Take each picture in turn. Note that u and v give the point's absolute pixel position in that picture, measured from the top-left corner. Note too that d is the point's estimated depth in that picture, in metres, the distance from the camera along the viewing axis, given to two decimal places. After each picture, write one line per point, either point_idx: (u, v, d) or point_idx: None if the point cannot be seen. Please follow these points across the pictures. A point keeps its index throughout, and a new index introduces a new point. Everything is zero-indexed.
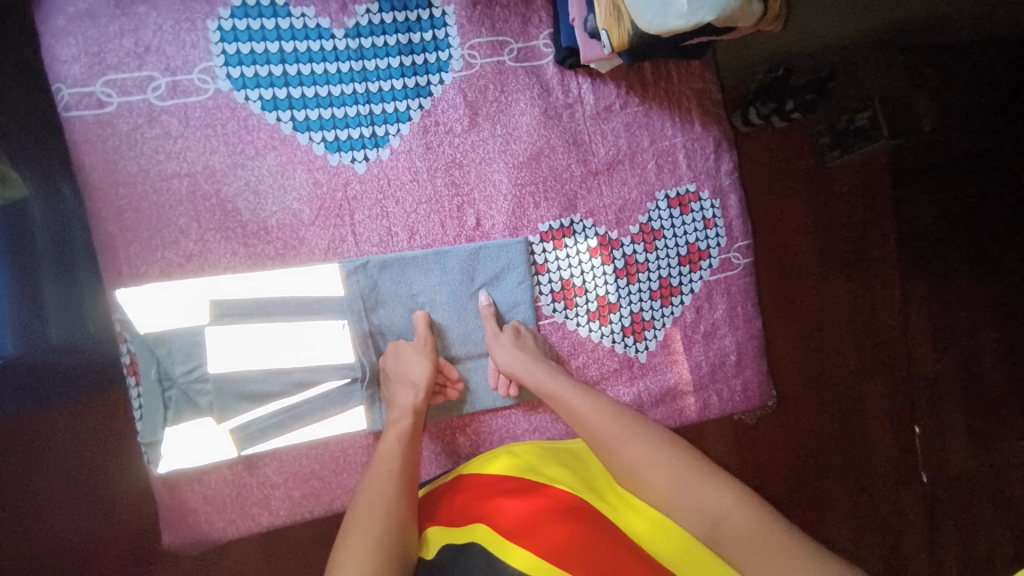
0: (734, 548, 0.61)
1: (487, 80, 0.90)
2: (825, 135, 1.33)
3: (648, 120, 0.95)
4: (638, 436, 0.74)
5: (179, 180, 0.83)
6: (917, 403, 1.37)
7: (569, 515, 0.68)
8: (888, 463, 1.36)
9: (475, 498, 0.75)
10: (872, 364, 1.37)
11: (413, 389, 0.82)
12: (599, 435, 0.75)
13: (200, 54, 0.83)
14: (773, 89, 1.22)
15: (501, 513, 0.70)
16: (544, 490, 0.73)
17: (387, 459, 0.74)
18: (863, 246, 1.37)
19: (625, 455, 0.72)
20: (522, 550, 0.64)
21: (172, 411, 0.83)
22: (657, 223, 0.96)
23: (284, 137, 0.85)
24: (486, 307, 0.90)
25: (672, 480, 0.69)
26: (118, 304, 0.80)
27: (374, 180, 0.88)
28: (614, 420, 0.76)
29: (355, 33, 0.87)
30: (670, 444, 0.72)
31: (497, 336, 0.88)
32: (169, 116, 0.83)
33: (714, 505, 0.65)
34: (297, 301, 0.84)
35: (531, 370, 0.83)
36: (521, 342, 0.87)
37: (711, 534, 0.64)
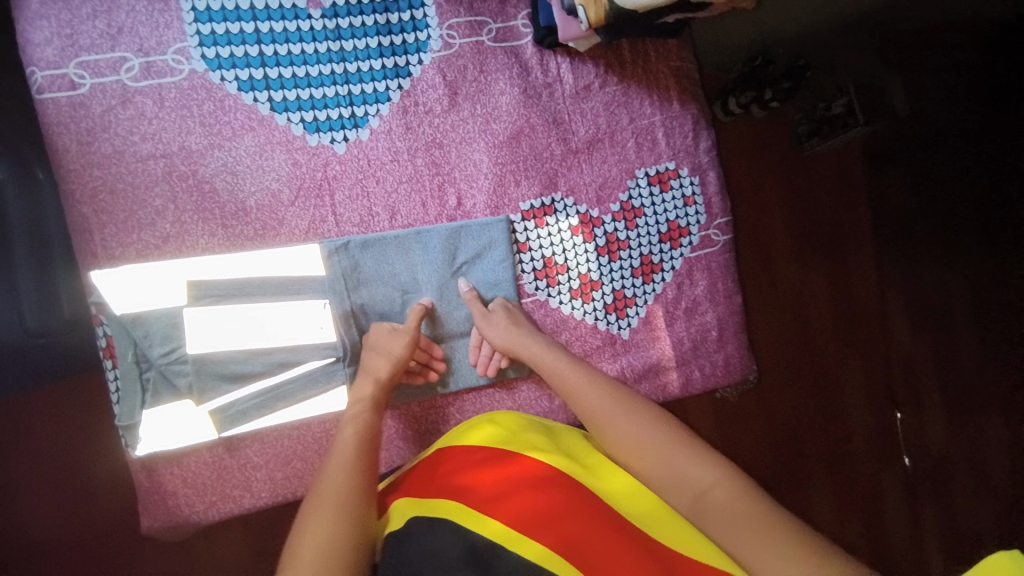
0: (715, 519, 0.63)
1: (466, 59, 0.90)
2: (803, 124, 1.37)
3: (626, 99, 0.96)
4: (628, 411, 0.76)
5: (154, 162, 0.82)
6: (894, 379, 1.40)
7: (546, 481, 0.69)
8: (867, 442, 1.41)
9: (451, 465, 0.75)
10: (850, 344, 1.41)
11: (387, 361, 0.82)
12: (592, 408, 0.78)
13: (175, 35, 0.82)
14: (751, 79, 1.23)
15: (474, 484, 0.70)
16: (520, 458, 0.73)
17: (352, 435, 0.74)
18: (836, 230, 1.42)
19: (615, 427, 0.75)
20: (495, 518, 0.65)
21: (150, 393, 0.83)
22: (637, 201, 0.97)
23: (263, 118, 0.85)
24: (468, 292, 0.90)
25: (659, 450, 0.71)
26: (94, 287, 0.79)
27: (354, 160, 0.88)
28: (606, 396, 0.78)
29: (332, 12, 0.86)
30: (659, 419, 0.75)
31: (486, 315, 0.88)
32: (143, 98, 0.82)
33: (697, 476, 0.67)
34: (276, 282, 0.84)
35: (526, 346, 0.85)
36: (513, 318, 0.88)
37: (692, 505, 0.66)
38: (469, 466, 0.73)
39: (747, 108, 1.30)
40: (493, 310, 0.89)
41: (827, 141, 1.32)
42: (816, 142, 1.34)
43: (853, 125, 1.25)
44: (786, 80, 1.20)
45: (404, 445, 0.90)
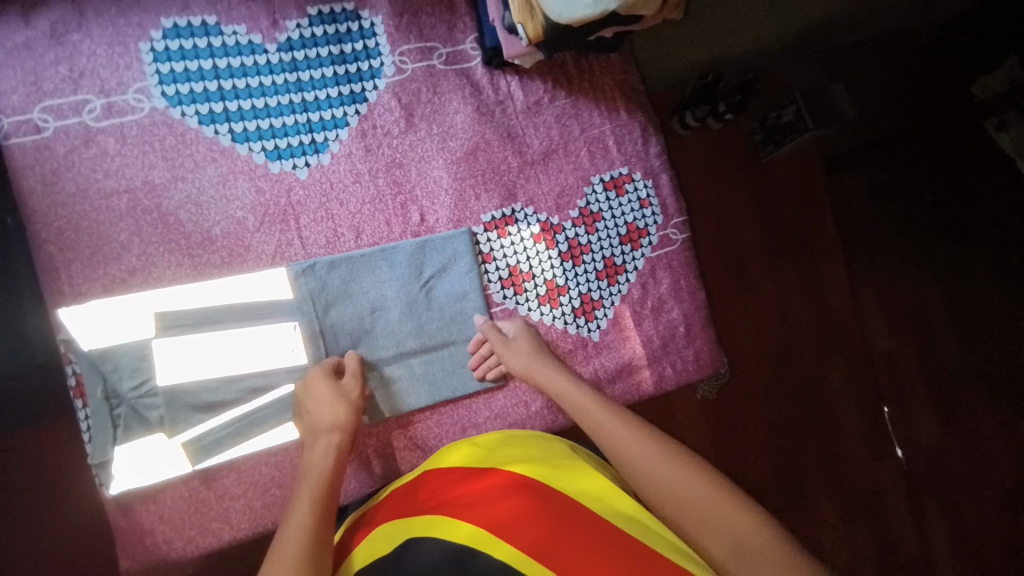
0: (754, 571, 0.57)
1: (420, 83, 0.95)
2: (757, 133, 1.56)
3: (576, 111, 1.01)
4: (659, 448, 0.71)
5: (118, 198, 0.84)
6: (880, 373, 1.63)
7: (517, 487, 0.72)
8: (859, 439, 1.60)
9: (436, 487, 0.77)
10: (830, 346, 1.61)
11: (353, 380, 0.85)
12: (621, 445, 0.73)
13: (134, 75, 0.85)
14: (703, 94, 1.42)
15: (453, 498, 0.73)
16: (496, 470, 0.76)
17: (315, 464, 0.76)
18: (807, 240, 1.62)
19: (645, 465, 0.70)
20: (469, 522, 0.68)
21: (121, 429, 0.82)
22: (595, 206, 1.01)
23: (224, 149, 0.88)
24: (485, 323, 0.93)
25: (692, 495, 0.65)
26: (61, 324, 0.79)
27: (316, 184, 0.91)
28: (638, 434, 0.74)
29: (287, 46, 0.90)
30: (691, 460, 0.69)
31: (508, 342, 0.90)
32: (105, 136, 0.84)
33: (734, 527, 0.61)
34: (245, 307, 0.85)
35: (551, 376, 0.86)
36: (535, 346, 0.90)
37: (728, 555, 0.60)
38: (451, 483, 0.76)
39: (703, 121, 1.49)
40: (511, 332, 0.92)
41: (782, 146, 1.51)
42: (773, 148, 1.53)
43: (804, 129, 1.43)
44: (735, 94, 1.42)
45: (384, 462, 0.90)
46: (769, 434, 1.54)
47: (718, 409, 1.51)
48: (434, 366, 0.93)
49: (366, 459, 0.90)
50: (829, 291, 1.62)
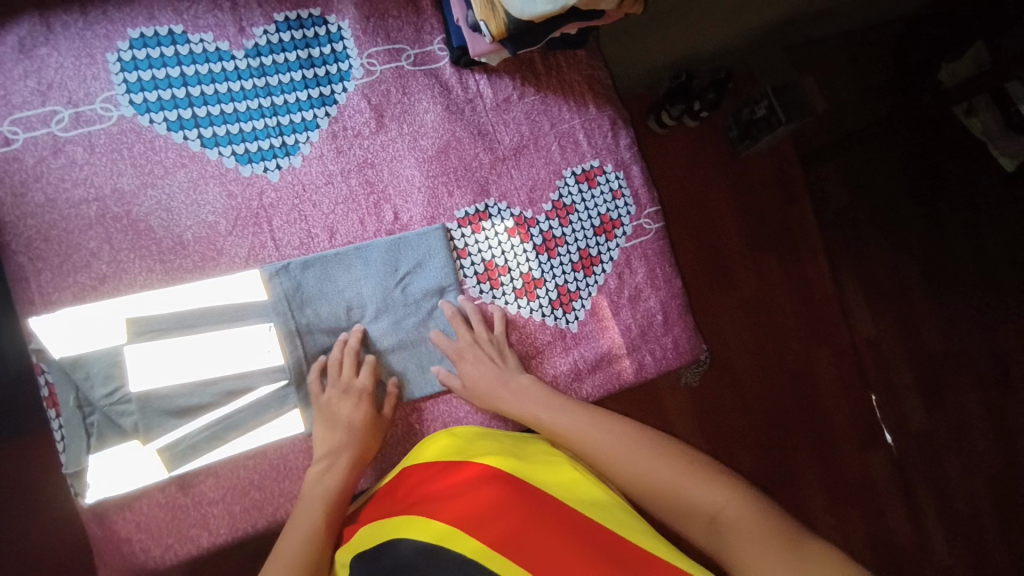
0: (733, 540, 0.62)
1: (389, 84, 0.96)
2: (734, 128, 1.57)
3: (545, 107, 1.02)
4: (634, 443, 0.75)
5: (87, 206, 0.84)
6: (864, 362, 1.65)
7: (489, 479, 0.72)
8: (851, 430, 1.61)
9: (413, 484, 0.77)
10: (815, 336, 1.62)
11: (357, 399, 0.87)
12: (602, 447, 0.77)
13: (102, 85, 0.85)
14: (679, 92, 1.44)
15: (425, 495, 0.72)
16: (468, 463, 0.76)
17: (325, 479, 0.82)
18: (784, 228, 1.64)
19: (626, 458, 0.74)
20: (437, 520, 0.66)
21: (95, 438, 0.81)
22: (567, 199, 1.01)
23: (194, 155, 0.88)
24: (440, 371, 0.92)
25: (667, 481, 0.70)
26: (33, 334, 0.79)
27: (288, 187, 0.91)
28: (616, 432, 0.78)
29: (255, 52, 0.91)
30: (659, 445, 0.74)
31: (460, 350, 0.91)
32: (74, 146, 0.84)
33: (708, 500, 0.66)
34: (218, 310, 0.85)
35: (517, 397, 0.88)
36: (499, 363, 0.91)
37: (709, 531, 0.65)
38: (426, 479, 0.76)
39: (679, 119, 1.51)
40: (458, 345, 0.92)
41: (757, 140, 1.52)
42: (749, 143, 1.55)
43: (778, 123, 1.45)
44: (709, 91, 1.44)
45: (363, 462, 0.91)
46: (757, 425, 1.54)
47: (707, 403, 1.52)
48: (410, 361, 0.94)
49: None
50: (809, 279, 1.64)
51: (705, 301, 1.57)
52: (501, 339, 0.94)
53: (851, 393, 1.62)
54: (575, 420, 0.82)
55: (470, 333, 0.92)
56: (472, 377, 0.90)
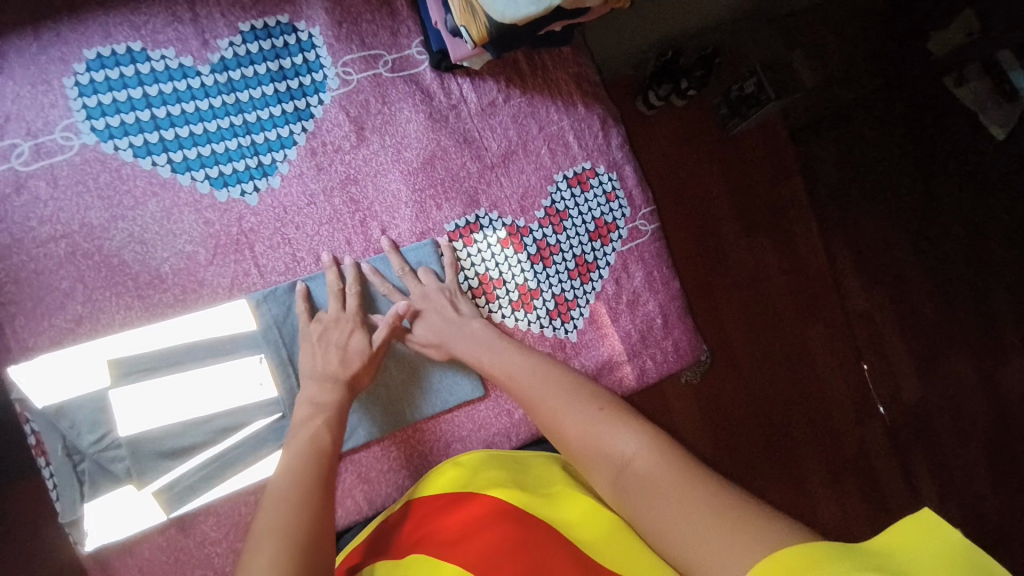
0: (638, 486, 0.64)
1: (367, 94, 0.91)
2: (723, 106, 1.55)
3: (532, 109, 0.98)
4: (561, 391, 0.78)
5: (56, 244, 0.79)
6: (859, 337, 1.61)
7: (499, 518, 0.71)
8: (846, 407, 1.60)
9: (422, 521, 0.76)
10: (812, 316, 1.61)
11: (340, 330, 0.84)
12: (530, 394, 0.80)
13: (60, 112, 0.80)
14: (666, 71, 1.41)
15: (433, 535, 0.72)
16: (476, 498, 0.75)
17: (315, 417, 0.77)
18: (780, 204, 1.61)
19: (551, 405, 0.77)
20: (449, 563, 0.65)
21: (88, 485, 0.78)
22: (561, 204, 0.98)
23: (165, 181, 0.83)
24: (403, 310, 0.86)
25: (585, 429, 0.73)
26: (12, 385, 0.76)
27: (269, 210, 0.87)
28: (545, 380, 0.80)
29: (221, 66, 0.86)
30: (585, 395, 0.77)
31: (423, 295, 0.88)
32: (36, 181, 0.79)
33: (622, 447, 0.68)
34: (205, 344, 0.82)
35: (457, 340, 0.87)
36: (452, 306, 0.88)
37: (620, 476, 0.67)
38: (434, 516, 0.76)
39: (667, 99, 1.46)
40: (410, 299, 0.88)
41: (747, 118, 1.50)
42: (738, 121, 1.52)
43: (767, 100, 1.46)
44: (695, 68, 1.41)
45: (367, 488, 0.89)
46: (757, 408, 1.55)
47: (707, 392, 1.52)
48: (400, 383, 0.91)
49: (350, 487, 0.88)
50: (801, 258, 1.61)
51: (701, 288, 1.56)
52: (456, 292, 0.90)
53: (845, 365, 1.61)
54: (508, 365, 0.83)
55: (419, 286, 0.89)
56: (428, 333, 0.88)
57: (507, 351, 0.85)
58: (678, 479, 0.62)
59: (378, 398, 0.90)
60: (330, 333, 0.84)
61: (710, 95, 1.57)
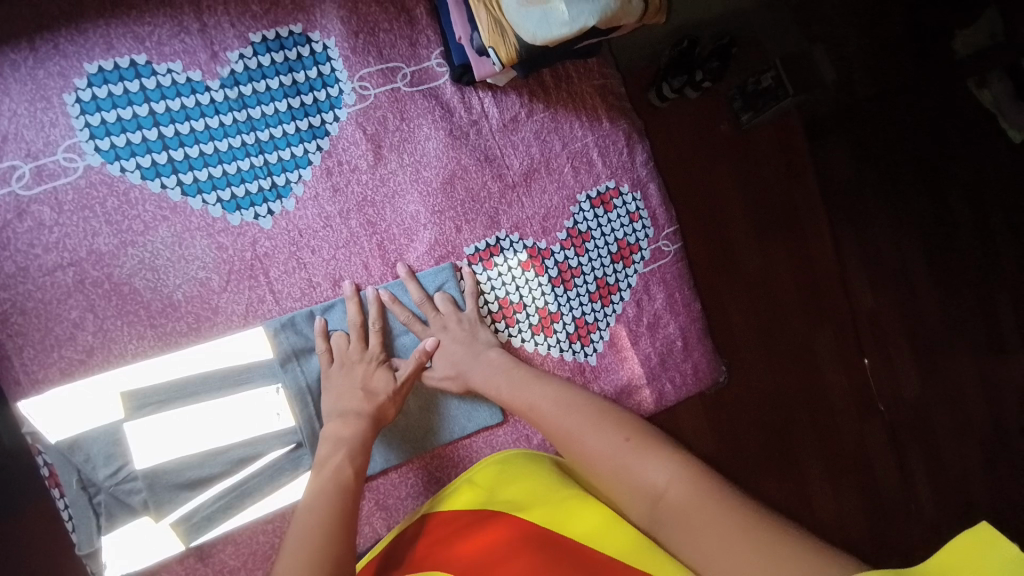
0: (676, 516, 0.62)
1: (385, 110, 0.87)
2: (737, 99, 1.49)
3: (555, 124, 0.94)
4: (582, 416, 0.76)
5: (63, 272, 0.76)
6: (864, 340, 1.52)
7: (524, 542, 0.68)
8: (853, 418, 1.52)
9: (440, 539, 0.74)
10: None
11: (364, 368, 0.82)
12: (549, 417, 0.77)
13: (62, 132, 0.76)
14: (681, 62, 1.35)
15: (455, 555, 0.69)
16: (498, 520, 0.73)
17: (337, 447, 0.76)
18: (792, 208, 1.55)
19: (574, 432, 0.75)
20: None
21: (104, 517, 0.77)
22: (583, 225, 0.95)
23: (174, 205, 0.79)
24: (430, 344, 0.84)
25: (613, 458, 0.70)
26: (23, 418, 0.73)
27: (283, 233, 0.83)
28: (564, 403, 0.78)
29: (232, 81, 0.81)
30: (608, 419, 0.74)
31: (444, 328, 0.86)
32: (39, 206, 0.75)
33: (653, 476, 0.66)
34: (221, 373, 0.79)
35: (476, 366, 0.84)
36: (471, 336, 0.87)
37: (655, 506, 0.65)
38: (452, 536, 0.74)
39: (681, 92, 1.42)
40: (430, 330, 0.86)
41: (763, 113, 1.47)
42: (753, 115, 1.48)
43: (784, 95, 1.45)
44: (712, 60, 1.36)
45: (386, 514, 0.89)
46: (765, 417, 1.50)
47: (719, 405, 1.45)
48: (421, 413, 0.90)
49: (367, 514, 0.88)
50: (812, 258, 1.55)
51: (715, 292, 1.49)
52: (477, 319, 0.89)
53: (850, 364, 1.53)
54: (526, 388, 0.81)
55: (440, 316, 0.87)
56: (446, 364, 0.86)
57: (525, 372, 0.83)
58: (718, 507, 0.59)
59: (400, 428, 0.89)
60: (355, 368, 0.82)
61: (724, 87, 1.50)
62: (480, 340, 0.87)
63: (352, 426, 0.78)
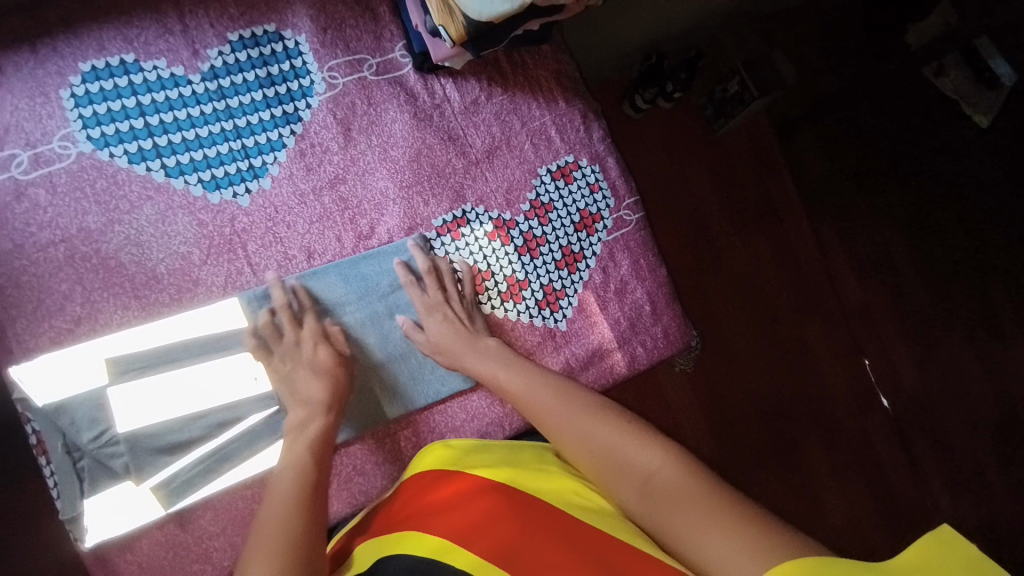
0: (663, 499, 0.62)
1: (353, 96, 0.94)
2: (708, 108, 1.51)
3: (514, 106, 1.01)
4: (575, 405, 0.76)
5: (55, 248, 0.82)
6: (856, 331, 1.55)
7: (485, 490, 0.69)
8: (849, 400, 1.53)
9: (411, 497, 0.74)
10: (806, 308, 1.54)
11: (306, 346, 0.85)
12: (545, 409, 0.78)
13: (58, 123, 0.83)
14: (651, 75, 1.37)
15: (418, 511, 0.69)
16: (462, 475, 0.73)
17: (300, 440, 0.78)
18: (767, 201, 1.56)
19: (567, 421, 0.75)
20: (433, 533, 0.64)
21: (88, 482, 0.80)
22: (545, 197, 1.01)
23: (159, 185, 0.86)
24: (406, 324, 0.91)
25: (605, 445, 0.70)
26: (13, 383, 0.78)
27: (260, 210, 0.89)
28: (559, 395, 0.78)
29: (212, 75, 0.89)
30: (603, 410, 0.74)
31: (430, 304, 0.91)
32: (35, 189, 0.82)
33: (642, 462, 0.66)
34: (202, 341, 0.84)
35: (472, 351, 0.88)
36: (468, 324, 0.91)
37: (642, 491, 0.64)
38: (420, 492, 0.73)
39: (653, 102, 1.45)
40: (426, 302, 0.91)
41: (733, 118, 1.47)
42: (725, 120, 1.48)
43: (750, 99, 1.42)
44: (681, 70, 1.37)
45: (365, 480, 0.90)
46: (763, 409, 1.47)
47: (713, 395, 1.44)
48: (375, 379, 0.92)
49: (346, 479, 0.89)
50: (790, 246, 1.56)
51: (706, 288, 1.49)
52: (470, 301, 0.94)
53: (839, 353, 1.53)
54: (525, 383, 0.82)
55: (440, 292, 0.92)
56: (442, 343, 0.89)
57: (528, 369, 0.85)
58: (702, 494, 0.59)
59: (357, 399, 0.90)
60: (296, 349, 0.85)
61: (695, 97, 1.52)
62: (477, 335, 0.91)
63: (318, 396, 0.82)
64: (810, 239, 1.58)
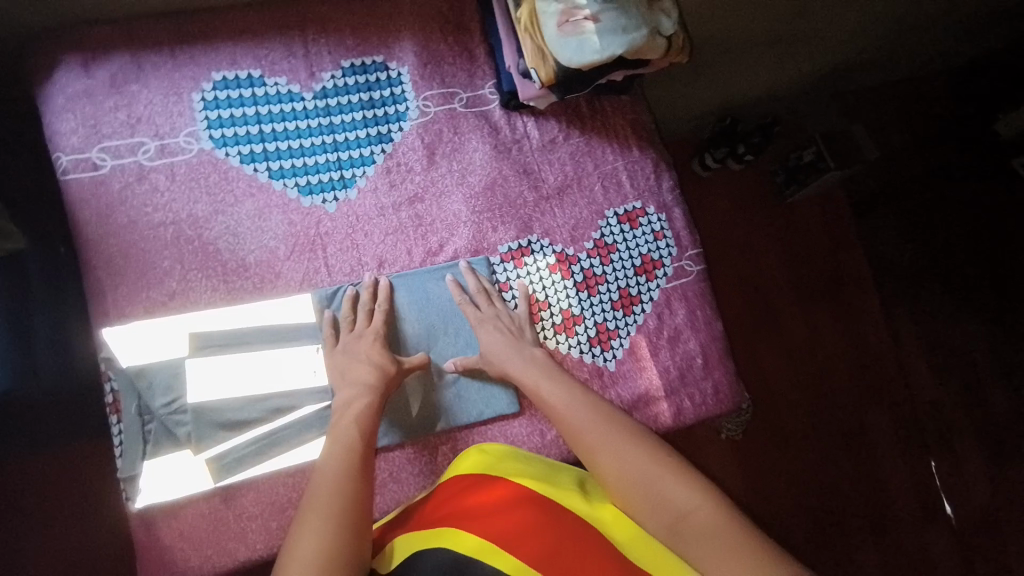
0: (695, 543, 0.60)
1: (441, 124, 1.02)
2: (780, 174, 1.50)
3: (589, 149, 1.06)
4: (607, 427, 0.73)
5: (164, 229, 0.91)
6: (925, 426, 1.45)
7: (525, 499, 0.70)
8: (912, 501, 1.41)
9: (450, 494, 0.75)
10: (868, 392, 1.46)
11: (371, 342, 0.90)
12: (577, 427, 0.75)
13: (186, 121, 0.95)
14: (723, 136, 1.40)
15: (458, 509, 0.70)
16: (504, 481, 0.74)
17: (346, 415, 0.81)
18: (836, 274, 1.51)
19: (599, 443, 0.72)
20: (473, 533, 0.65)
21: (151, 444, 0.87)
22: (609, 238, 1.04)
23: (261, 185, 0.95)
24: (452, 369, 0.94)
25: (636, 474, 0.68)
26: (105, 344, 0.87)
27: (344, 217, 0.97)
28: (592, 414, 0.76)
29: (322, 94, 0.99)
30: (636, 437, 0.71)
31: (480, 316, 0.94)
32: (156, 174, 0.93)
33: (675, 498, 0.64)
34: (274, 329, 0.91)
35: (515, 360, 0.89)
36: (513, 333, 0.93)
37: (674, 529, 0.63)
38: (459, 492, 0.74)
39: (724, 163, 1.45)
40: (478, 315, 0.94)
41: (805, 187, 1.44)
42: (795, 188, 1.46)
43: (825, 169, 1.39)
44: (753, 134, 1.38)
45: (400, 488, 0.91)
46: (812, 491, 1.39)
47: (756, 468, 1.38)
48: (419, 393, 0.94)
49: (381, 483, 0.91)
50: (858, 326, 1.50)
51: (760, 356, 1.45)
52: (524, 318, 0.96)
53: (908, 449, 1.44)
54: (562, 399, 0.80)
55: (489, 306, 0.95)
56: (488, 353, 0.92)
57: (571, 385, 0.82)
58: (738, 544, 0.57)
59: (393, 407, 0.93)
60: (357, 344, 0.90)
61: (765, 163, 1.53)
62: (524, 343, 0.92)
63: (370, 384, 0.85)
64: (883, 325, 1.50)
